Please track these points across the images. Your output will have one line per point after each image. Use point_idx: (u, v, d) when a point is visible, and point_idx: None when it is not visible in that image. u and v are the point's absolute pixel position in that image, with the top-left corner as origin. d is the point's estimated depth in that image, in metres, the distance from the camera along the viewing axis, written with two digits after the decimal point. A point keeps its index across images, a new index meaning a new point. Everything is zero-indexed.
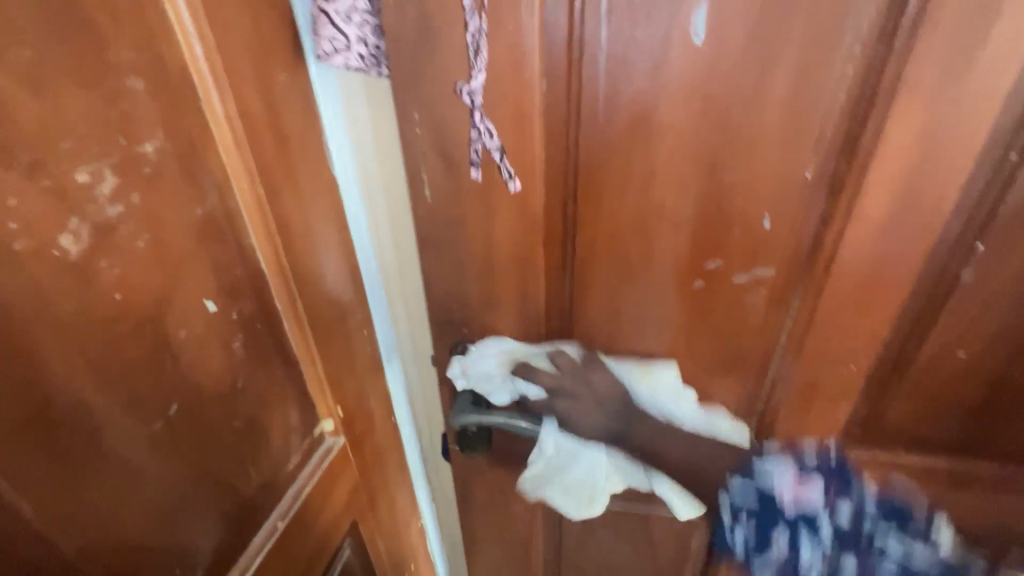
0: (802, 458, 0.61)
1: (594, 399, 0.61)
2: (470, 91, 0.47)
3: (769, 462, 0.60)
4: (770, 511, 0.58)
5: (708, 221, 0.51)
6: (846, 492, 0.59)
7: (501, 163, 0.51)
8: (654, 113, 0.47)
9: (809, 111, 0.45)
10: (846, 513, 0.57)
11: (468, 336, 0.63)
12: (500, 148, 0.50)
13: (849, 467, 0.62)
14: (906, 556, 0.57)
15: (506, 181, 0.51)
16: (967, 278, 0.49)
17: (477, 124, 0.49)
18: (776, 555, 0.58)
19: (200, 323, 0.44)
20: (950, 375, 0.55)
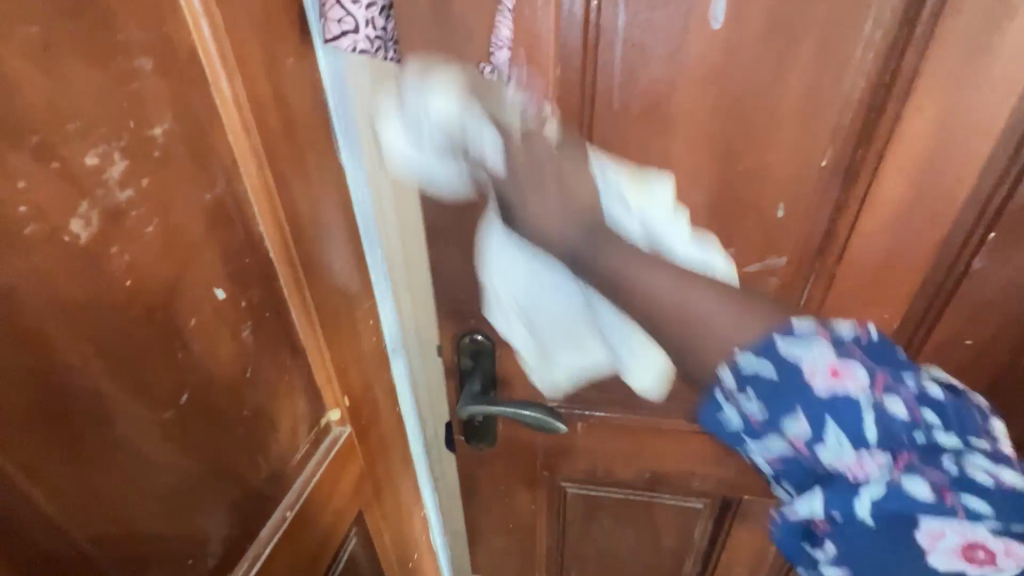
0: (846, 345, 0.38)
1: (539, 188, 0.44)
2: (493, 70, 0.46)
3: (796, 342, 0.37)
4: (791, 394, 0.37)
5: (721, 209, 0.51)
6: (900, 390, 0.37)
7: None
8: (670, 98, 0.46)
9: (826, 97, 0.44)
10: (899, 411, 0.36)
11: (476, 327, 0.63)
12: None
13: (892, 352, 0.40)
14: (1002, 480, 0.35)
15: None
16: (978, 266, 0.49)
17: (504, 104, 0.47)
18: (780, 442, 0.39)
19: (209, 311, 0.43)
20: (957, 364, 0.56)
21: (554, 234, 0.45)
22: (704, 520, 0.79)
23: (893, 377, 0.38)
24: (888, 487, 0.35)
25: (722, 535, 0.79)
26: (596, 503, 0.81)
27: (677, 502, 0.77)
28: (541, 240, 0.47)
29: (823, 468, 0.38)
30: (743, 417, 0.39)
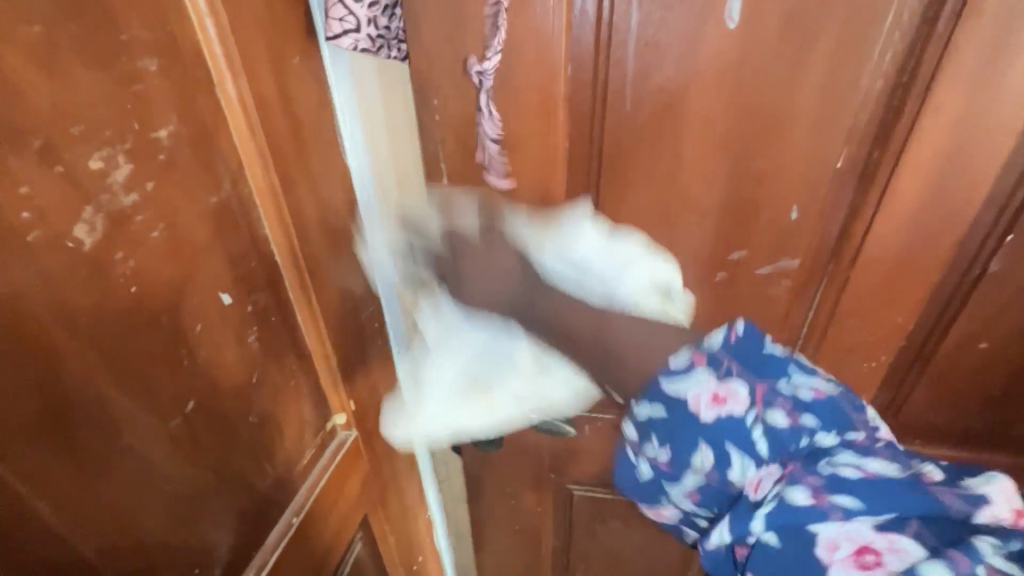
0: (719, 360, 0.48)
1: (491, 255, 0.52)
2: (481, 71, 0.45)
3: (681, 377, 0.48)
4: (680, 429, 0.47)
5: (733, 210, 0.50)
6: (778, 401, 0.46)
7: (492, 160, 0.49)
8: (682, 98, 0.46)
9: (842, 98, 0.44)
10: (778, 422, 0.45)
11: None
12: (497, 142, 0.48)
13: (794, 362, 0.49)
14: (871, 472, 0.41)
15: (497, 178, 0.50)
16: (995, 268, 0.49)
17: (482, 108, 0.46)
18: (693, 478, 0.47)
19: (215, 316, 0.42)
20: (971, 366, 0.55)
21: (503, 269, 0.52)
22: None
23: (772, 392, 0.47)
24: (776, 504, 0.41)
25: None
26: (603, 505, 0.80)
27: None
28: (486, 304, 0.56)
29: (736, 487, 0.44)
30: (658, 467, 0.49)
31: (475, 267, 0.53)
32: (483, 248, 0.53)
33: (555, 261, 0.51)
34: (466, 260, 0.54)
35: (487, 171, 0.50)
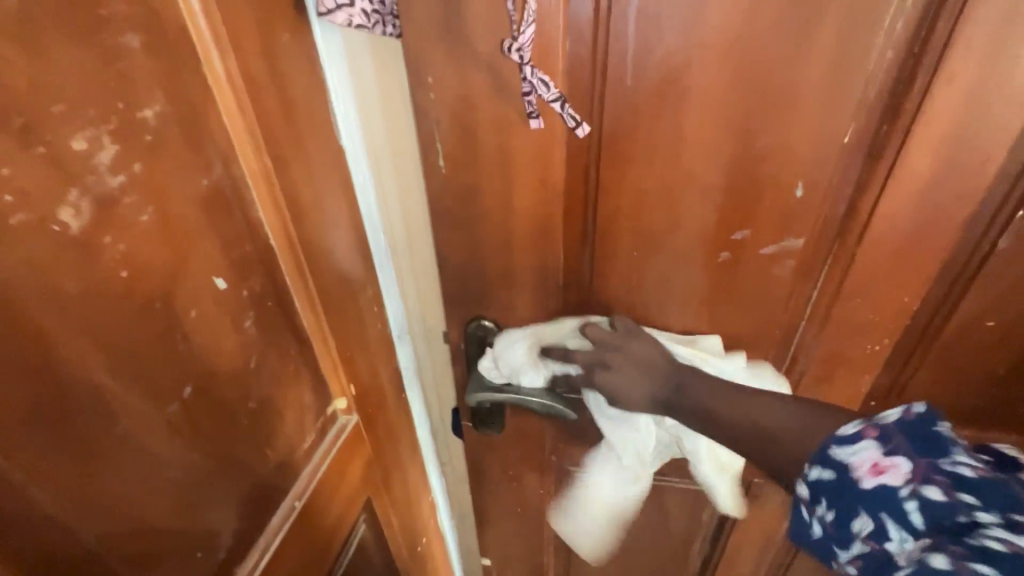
0: (892, 434, 0.37)
1: (642, 366, 0.54)
2: (518, 48, 0.43)
3: (854, 442, 0.37)
4: (851, 494, 0.37)
5: (738, 189, 0.49)
6: (939, 474, 0.35)
7: (564, 112, 0.44)
8: (686, 72, 0.44)
9: (850, 70, 0.42)
10: (936, 496, 0.34)
11: (481, 312, 0.62)
12: (560, 97, 0.44)
13: (943, 425, 0.37)
14: None
15: (573, 127, 0.45)
16: (1005, 246, 0.48)
17: (527, 78, 0.44)
18: (860, 546, 0.36)
19: (209, 302, 0.41)
20: (977, 345, 0.55)
21: (645, 375, 0.54)
22: (713, 502, 0.80)
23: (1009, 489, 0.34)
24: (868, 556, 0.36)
25: (731, 516, 0.79)
26: None
27: (685, 486, 0.77)
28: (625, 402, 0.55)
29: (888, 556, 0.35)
30: (826, 529, 0.39)
31: (624, 341, 0.55)
32: (625, 345, 0.55)
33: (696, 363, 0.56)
34: (614, 351, 0.55)
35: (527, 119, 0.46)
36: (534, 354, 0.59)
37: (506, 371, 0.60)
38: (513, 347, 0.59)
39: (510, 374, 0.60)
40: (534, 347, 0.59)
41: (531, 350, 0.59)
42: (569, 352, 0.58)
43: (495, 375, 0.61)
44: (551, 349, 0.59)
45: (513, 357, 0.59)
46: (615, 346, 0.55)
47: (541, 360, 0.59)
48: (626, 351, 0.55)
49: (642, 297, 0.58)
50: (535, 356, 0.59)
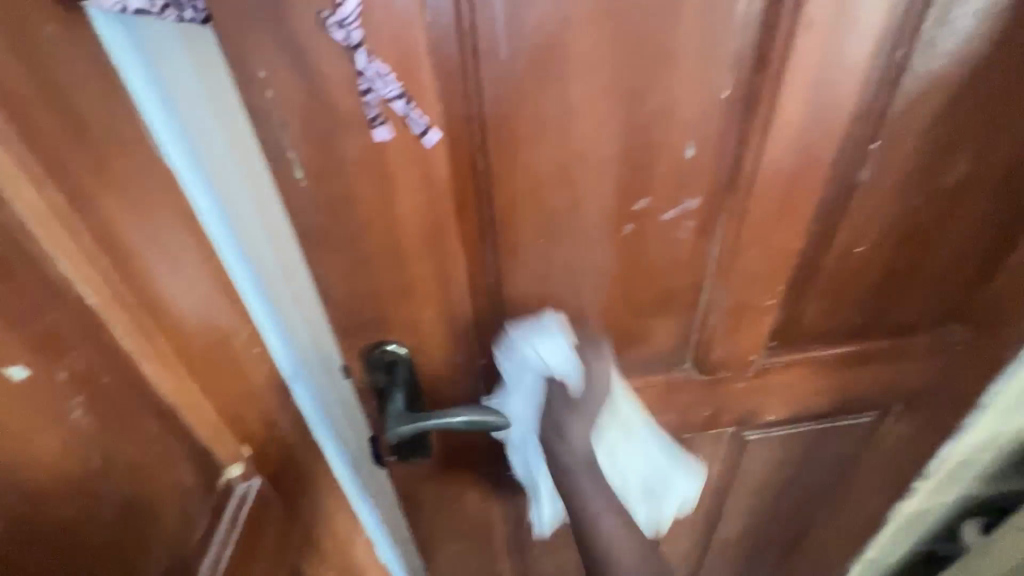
0: None
1: (593, 476, 0.56)
2: (341, 22, 0.37)
3: None
4: None
5: (631, 158, 0.48)
6: None
7: (407, 114, 0.42)
8: (561, 40, 0.41)
9: (721, 22, 0.41)
10: None
11: (383, 337, 0.56)
12: (402, 96, 0.41)
13: None
14: None
15: (422, 134, 0.43)
16: (865, 178, 0.52)
17: (360, 68, 0.39)
18: None
19: (5, 400, 0.31)
20: (852, 270, 0.60)
21: (655, 492, 0.62)
22: None
23: None
24: None
25: None
26: None
27: None
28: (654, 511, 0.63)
29: None
30: None
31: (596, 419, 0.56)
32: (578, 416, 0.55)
33: (644, 491, 0.61)
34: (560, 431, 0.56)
35: (369, 129, 0.42)
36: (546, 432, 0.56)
37: (532, 324, 0.55)
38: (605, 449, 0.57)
39: (516, 375, 0.55)
40: (544, 361, 0.54)
41: (527, 379, 0.55)
42: (552, 418, 0.55)
43: (526, 359, 0.55)
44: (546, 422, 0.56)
45: (537, 356, 0.54)
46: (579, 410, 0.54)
47: (520, 387, 0.56)
48: (667, 476, 0.62)
49: (555, 283, 0.55)
50: (521, 378, 0.56)
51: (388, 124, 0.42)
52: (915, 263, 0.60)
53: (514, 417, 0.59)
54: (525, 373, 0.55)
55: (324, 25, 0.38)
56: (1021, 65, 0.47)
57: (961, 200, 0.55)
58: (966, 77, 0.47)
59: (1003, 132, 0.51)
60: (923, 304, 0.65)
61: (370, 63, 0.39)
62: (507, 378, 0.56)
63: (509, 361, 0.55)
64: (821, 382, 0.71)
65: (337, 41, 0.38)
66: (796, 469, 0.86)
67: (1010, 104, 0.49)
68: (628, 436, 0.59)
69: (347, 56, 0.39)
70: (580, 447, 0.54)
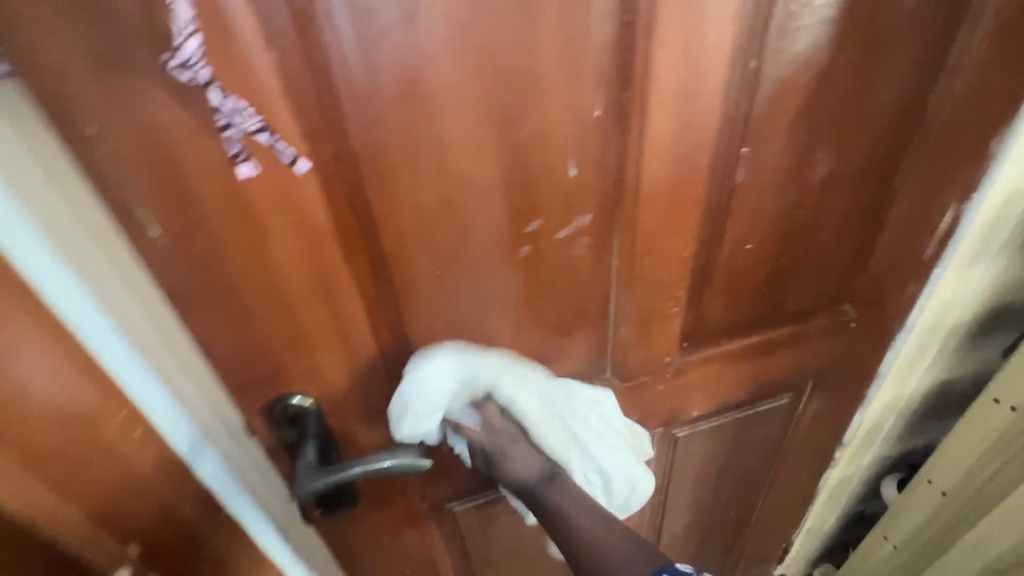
0: None
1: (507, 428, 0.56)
2: (185, 62, 0.34)
3: None
4: None
5: (516, 183, 0.47)
6: None
7: (274, 146, 0.38)
8: (421, 72, 0.39)
9: (580, 45, 0.42)
10: None
11: (286, 390, 0.52)
12: (265, 128, 0.38)
13: None
14: None
15: (293, 165, 0.39)
16: (740, 180, 0.54)
17: (216, 105, 0.35)
18: None
19: None
20: (745, 266, 0.62)
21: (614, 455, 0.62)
22: None
23: None
24: None
25: None
26: (489, 508, 0.76)
27: None
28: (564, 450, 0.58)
29: None
30: None
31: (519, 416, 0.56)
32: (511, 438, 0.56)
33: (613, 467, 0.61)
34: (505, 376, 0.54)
35: (233, 166, 0.38)
36: (520, 469, 0.56)
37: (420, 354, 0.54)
38: (531, 400, 0.54)
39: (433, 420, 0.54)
40: (456, 386, 0.54)
41: (433, 419, 0.54)
42: (496, 442, 0.56)
43: (434, 388, 0.53)
44: (511, 455, 0.56)
45: (433, 384, 0.52)
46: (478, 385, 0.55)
47: (472, 429, 0.56)
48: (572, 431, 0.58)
49: (459, 314, 0.54)
50: (436, 408, 0.54)
51: (253, 158, 0.38)
52: (800, 252, 0.64)
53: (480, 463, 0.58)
54: (469, 428, 0.56)
55: (166, 67, 0.34)
56: (858, 65, 0.51)
57: (830, 191, 0.59)
58: (815, 80, 0.50)
59: (854, 127, 0.55)
60: (813, 289, 0.69)
61: (227, 95, 0.35)
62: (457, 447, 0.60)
63: (453, 418, 0.56)
64: (735, 372, 0.73)
65: (183, 82, 0.34)
66: (729, 454, 0.89)
67: (855, 101, 0.53)
68: (573, 430, 0.59)
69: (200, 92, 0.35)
70: (519, 447, 0.56)
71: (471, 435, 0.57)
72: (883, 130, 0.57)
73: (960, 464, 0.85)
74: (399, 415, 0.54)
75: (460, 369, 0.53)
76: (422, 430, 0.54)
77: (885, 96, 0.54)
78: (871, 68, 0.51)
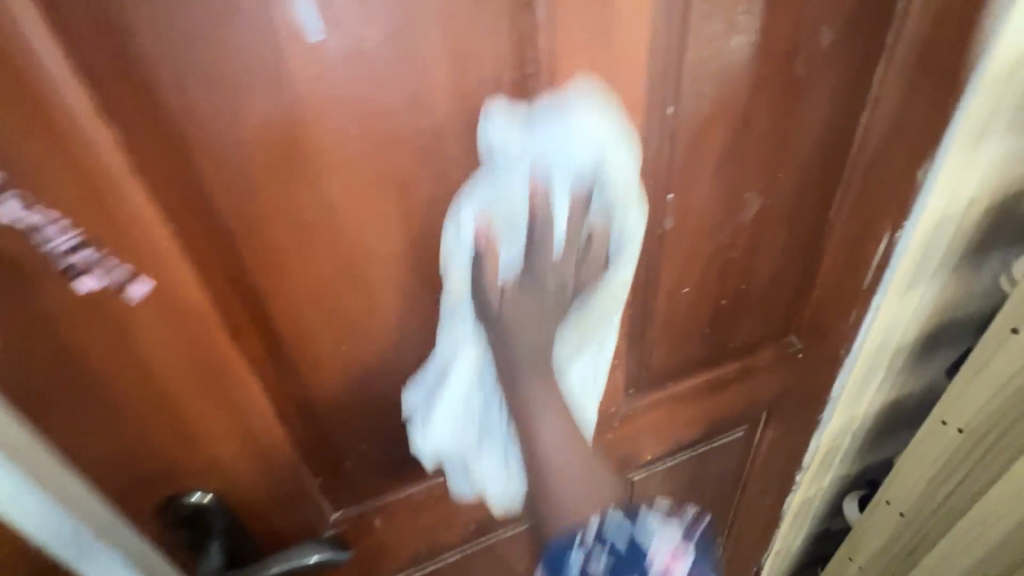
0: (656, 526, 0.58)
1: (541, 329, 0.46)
2: None
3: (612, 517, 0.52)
4: None
5: (424, 247, 0.43)
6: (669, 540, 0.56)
7: (99, 263, 0.34)
8: (298, 141, 0.35)
9: (480, 102, 0.38)
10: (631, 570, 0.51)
11: (183, 489, 0.46)
12: (85, 245, 0.33)
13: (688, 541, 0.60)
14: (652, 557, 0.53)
15: (123, 286, 0.35)
16: (669, 226, 0.52)
17: (17, 221, 0.31)
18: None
19: None
20: (685, 309, 0.60)
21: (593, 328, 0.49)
22: None
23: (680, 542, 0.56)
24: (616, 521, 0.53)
25: None
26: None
27: (514, 532, 0.71)
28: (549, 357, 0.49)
29: None
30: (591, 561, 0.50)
31: (561, 312, 0.46)
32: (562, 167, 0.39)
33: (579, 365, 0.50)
34: (518, 187, 0.39)
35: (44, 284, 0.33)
36: (508, 271, 0.42)
37: (522, 109, 0.39)
38: (631, 223, 0.45)
39: (519, 182, 0.39)
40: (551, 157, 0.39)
41: (520, 191, 0.39)
42: (511, 377, 0.47)
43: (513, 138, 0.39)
44: (506, 318, 0.44)
45: (509, 169, 0.39)
46: (573, 256, 0.43)
47: (512, 248, 0.41)
48: (576, 355, 0.50)
49: (377, 387, 0.49)
50: (514, 223, 0.40)
51: (74, 276, 0.34)
52: (740, 291, 0.62)
53: (454, 306, 0.43)
54: (491, 231, 0.40)
55: None
56: (779, 106, 0.49)
57: (764, 228, 0.57)
58: (735, 124, 0.48)
59: (780, 167, 0.53)
60: (758, 325, 0.67)
61: (30, 207, 0.31)
62: (433, 401, 0.48)
63: (487, 205, 0.40)
64: (686, 412, 0.70)
65: None
66: (690, 491, 0.86)
67: (780, 141, 0.52)
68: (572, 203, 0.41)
69: (15, 191, 0.30)
70: (528, 341, 0.45)
71: (477, 291, 0.43)
72: (811, 166, 0.55)
73: (914, 486, 0.83)
74: (481, 239, 0.41)
75: (616, 192, 0.42)
76: (493, 228, 0.40)
77: (810, 134, 0.53)
78: (794, 108, 0.50)
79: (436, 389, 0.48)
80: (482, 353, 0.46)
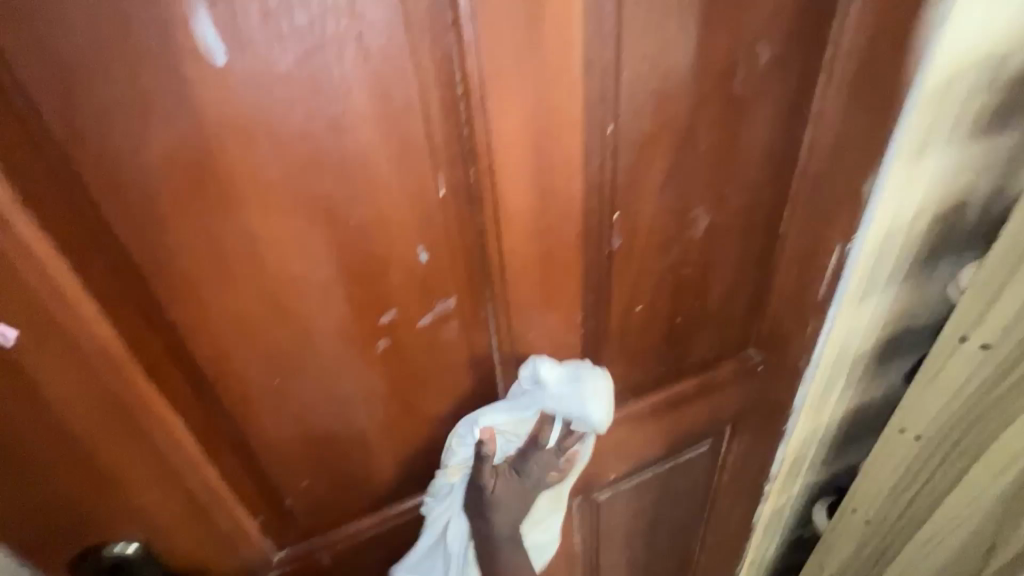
0: None
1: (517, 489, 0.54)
2: None
3: None
4: None
5: (357, 273, 0.41)
6: None
7: None
8: (209, 168, 0.33)
9: (407, 123, 0.37)
10: None
11: (103, 539, 0.42)
12: None
13: None
14: None
15: None
16: (618, 245, 0.51)
17: None
18: None
19: None
20: (640, 327, 0.59)
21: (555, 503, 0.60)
22: None
23: None
24: None
25: None
26: None
27: None
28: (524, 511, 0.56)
29: None
30: None
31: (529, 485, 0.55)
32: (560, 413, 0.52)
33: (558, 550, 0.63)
34: (519, 418, 0.51)
35: None
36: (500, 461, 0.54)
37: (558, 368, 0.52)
38: (605, 422, 0.52)
39: (530, 414, 0.51)
40: (552, 414, 0.52)
41: (530, 419, 0.52)
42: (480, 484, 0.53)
43: (536, 393, 0.52)
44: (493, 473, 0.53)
45: (520, 421, 0.52)
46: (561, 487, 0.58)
47: (503, 432, 0.51)
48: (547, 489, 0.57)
49: (316, 420, 0.47)
50: (517, 435, 0.53)
51: None
52: (695, 307, 0.61)
53: (454, 440, 0.51)
54: (493, 443, 0.51)
55: None
56: (721, 123, 0.49)
57: (715, 245, 0.57)
58: (678, 142, 0.48)
59: (727, 183, 0.53)
60: (716, 339, 0.67)
61: None
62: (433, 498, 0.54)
63: (498, 426, 0.51)
64: (648, 429, 0.69)
65: None
66: (658, 507, 0.85)
67: (725, 157, 0.51)
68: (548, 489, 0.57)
69: None
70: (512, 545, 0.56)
71: (475, 469, 0.53)
72: (758, 181, 0.55)
73: (877, 494, 0.83)
74: (486, 442, 0.51)
75: (573, 410, 0.51)
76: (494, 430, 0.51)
77: (754, 149, 0.53)
78: (737, 125, 0.50)
79: (426, 558, 0.56)
80: (461, 478, 0.53)
